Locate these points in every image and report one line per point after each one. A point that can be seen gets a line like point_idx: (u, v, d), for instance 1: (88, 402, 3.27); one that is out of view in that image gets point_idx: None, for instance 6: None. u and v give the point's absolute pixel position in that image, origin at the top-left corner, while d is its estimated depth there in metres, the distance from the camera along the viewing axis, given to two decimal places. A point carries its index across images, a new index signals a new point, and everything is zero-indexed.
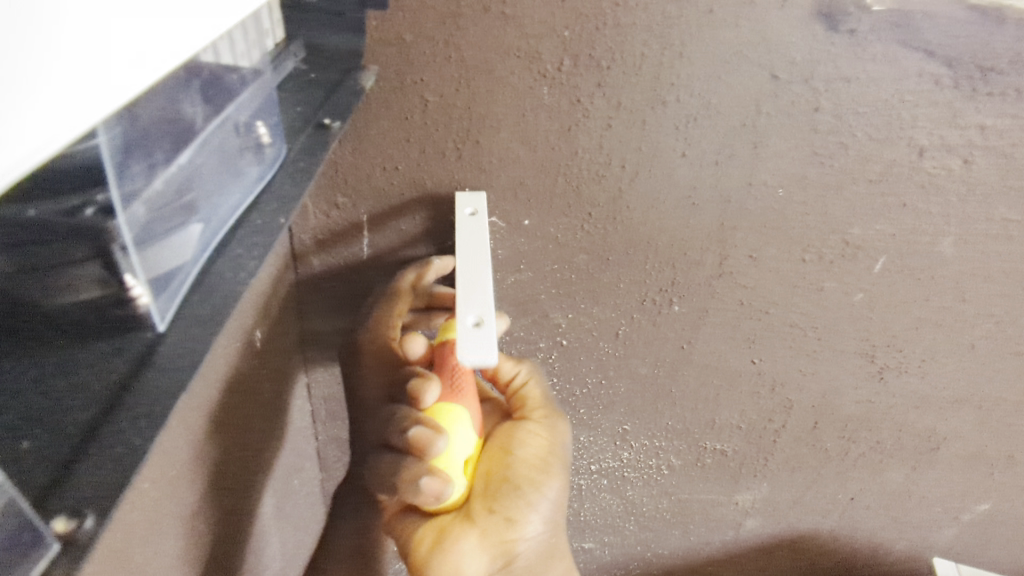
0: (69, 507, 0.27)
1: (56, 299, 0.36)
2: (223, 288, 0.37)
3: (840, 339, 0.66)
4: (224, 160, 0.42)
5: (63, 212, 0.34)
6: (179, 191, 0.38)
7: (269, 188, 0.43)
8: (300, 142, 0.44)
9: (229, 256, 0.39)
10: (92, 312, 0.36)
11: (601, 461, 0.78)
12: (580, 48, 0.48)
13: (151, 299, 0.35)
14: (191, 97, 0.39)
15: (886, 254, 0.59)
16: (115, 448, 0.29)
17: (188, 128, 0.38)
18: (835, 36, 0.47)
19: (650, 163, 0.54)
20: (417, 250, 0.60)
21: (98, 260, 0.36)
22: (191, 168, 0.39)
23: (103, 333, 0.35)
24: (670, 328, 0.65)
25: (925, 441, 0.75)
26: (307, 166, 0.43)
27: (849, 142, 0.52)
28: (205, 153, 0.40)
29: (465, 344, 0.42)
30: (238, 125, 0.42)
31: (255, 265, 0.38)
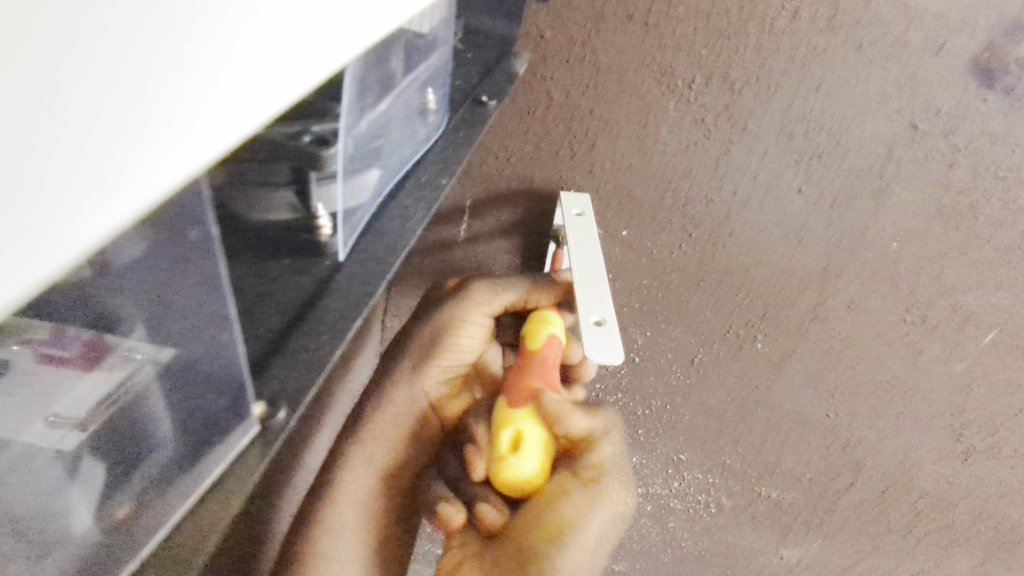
0: (267, 395, 0.30)
1: (258, 214, 0.36)
2: (393, 230, 0.38)
3: (928, 408, 0.63)
4: (407, 116, 0.42)
5: (287, 135, 0.36)
6: (373, 136, 0.38)
7: (431, 151, 0.44)
8: (459, 115, 0.46)
9: (398, 205, 0.40)
10: (285, 232, 0.36)
11: (650, 486, 0.77)
12: (715, 67, 0.48)
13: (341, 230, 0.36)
14: (396, 51, 0.37)
15: (999, 329, 0.56)
16: (302, 351, 0.32)
17: (390, 80, 0.38)
18: (990, 92, 0.45)
19: (763, 194, 0.53)
20: (511, 241, 0.61)
21: (293, 187, 0.36)
22: (387, 115, 0.39)
23: (292, 252, 0.36)
24: (749, 364, 0.64)
25: (1002, 535, 0.71)
26: (467, 136, 0.44)
27: (981, 205, 0.50)
28: (398, 104, 0.40)
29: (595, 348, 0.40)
30: (423, 84, 0.42)
31: (421, 217, 0.39)
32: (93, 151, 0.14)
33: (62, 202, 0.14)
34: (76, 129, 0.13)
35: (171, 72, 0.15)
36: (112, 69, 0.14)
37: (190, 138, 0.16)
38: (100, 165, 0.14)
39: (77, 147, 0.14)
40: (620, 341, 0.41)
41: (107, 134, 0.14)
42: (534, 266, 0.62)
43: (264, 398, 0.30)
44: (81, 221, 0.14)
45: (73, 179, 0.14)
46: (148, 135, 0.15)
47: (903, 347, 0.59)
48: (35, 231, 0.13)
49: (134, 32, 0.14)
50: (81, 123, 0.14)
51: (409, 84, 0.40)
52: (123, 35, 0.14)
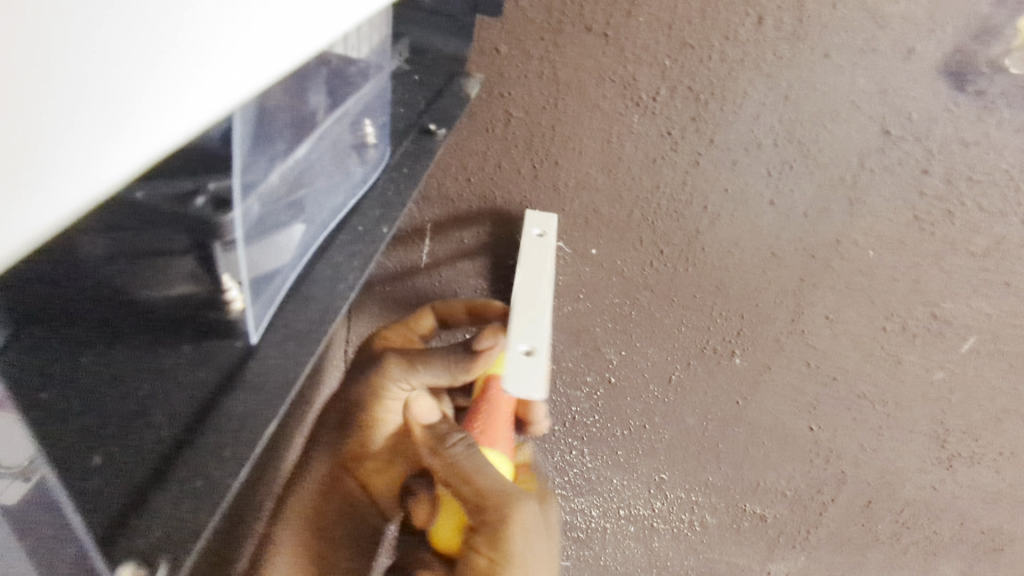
0: (139, 552, 0.24)
1: (150, 293, 0.33)
2: (319, 298, 0.34)
3: (910, 416, 0.61)
4: (332, 156, 0.39)
5: (173, 196, 0.34)
6: (290, 185, 0.35)
7: (371, 191, 0.40)
8: (404, 147, 0.42)
9: (330, 261, 0.36)
10: (181, 310, 0.33)
11: (630, 508, 0.75)
12: (679, 79, 0.46)
13: (251, 306, 0.32)
14: (316, 85, 0.35)
15: (978, 334, 0.55)
16: (195, 480, 0.26)
17: (307, 121, 0.35)
18: (961, 96, 0.44)
19: (735, 207, 0.51)
20: (476, 264, 0.58)
21: (194, 254, 0.35)
22: (308, 160, 0.36)
23: (192, 334, 0.32)
24: (727, 380, 0.62)
25: (989, 539, 0.70)
26: (411, 172, 0.41)
27: (956, 211, 0.49)
28: (320, 144, 0.37)
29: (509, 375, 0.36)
30: (352, 121, 0.39)
31: (354, 276, 0.35)
32: (80, 151, 0.15)
33: (48, 191, 0.14)
34: (65, 128, 0.14)
35: (154, 74, 0.16)
36: (98, 67, 0.14)
37: (167, 131, 0.17)
38: (83, 156, 0.15)
39: (64, 135, 0.14)
40: (547, 373, 0.36)
41: (97, 123, 0.15)
42: (502, 290, 0.59)
43: (137, 553, 0.24)
44: (58, 208, 0.15)
45: (61, 170, 0.14)
46: (128, 128, 0.16)
47: (883, 357, 0.58)
48: (23, 216, 0.14)
49: (123, 31, 0.15)
50: (70, 113, 0.14)
51: (333, 123, 0.37)
52: (111, 27, 0.14)
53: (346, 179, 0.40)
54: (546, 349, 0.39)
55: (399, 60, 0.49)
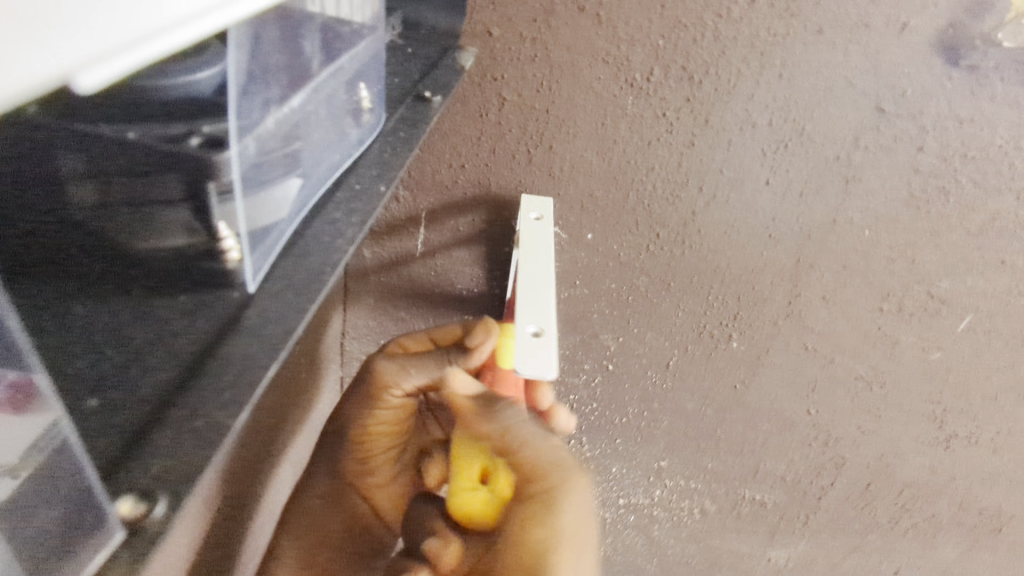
0: (137, 489, 0.24)
1: (138, 244, 0.32)
2: (318, 253, 0.33)
3: (907, 397, 0.61)
4: (330, 116, 0.37)
5: (166, 137, 0.31)
6: (287, 138, 0.34)
7: (366, 155, 0.40)
8: (399, 113, 0.42)
9: (327, 220, 0.35)
10: (178, 262, 0.32)
11: (630, 496, 0.74)
12: (673, 59, 0.46)
13: (248, 254, 0.31)
14: (309, 35, 0.35)
15: (975, 312, 0.55)
16: (194, 421, 0.26)
17: (302, 70, 0.34)
18: (954, 70, 0.44)
19: (731, 188, 0.51)
20: (471, 252, 0.58)
21: (190, 203, 0.32)
22: (304, 111, 0.35)
23: (190, 286, 0.31)
24: (725, 364, 0.62)
25: (988, 520, 0.70)
26: (408, 137, 0.41)
27: (951, 188, 0.49)
28: (317, 99, 0.36)
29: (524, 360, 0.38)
30: (348, 82, 0.38)
31: (355, 232, 0.35)
32: None
33: None
34: None
35: None
36: None
37: None
38: None
39: None
40: (557, 354, 0.38)
41: None
42: (498, 277, 0.59)
43: (130, 500, 0.23)
44: None
45: None
46: None
47: (881, 337, 0.58)
48: None
49: None
50: None
51: (329, 77, 0.36)
52: None
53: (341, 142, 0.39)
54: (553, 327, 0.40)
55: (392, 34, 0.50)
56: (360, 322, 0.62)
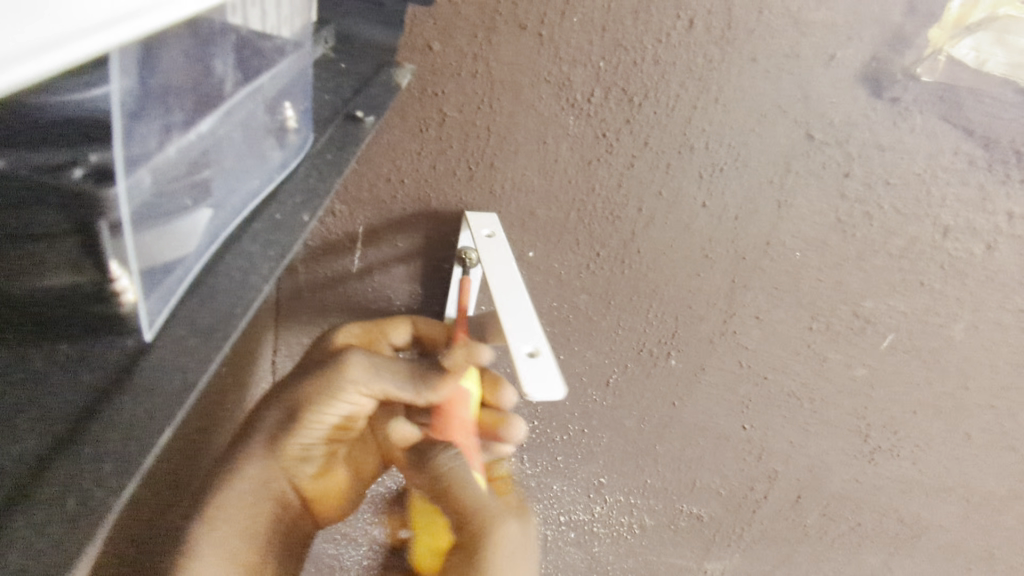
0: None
1: (26, 283, 0.29)
2: (227, 291, 0.31)
3: (834, 412, 0.64)
4: (247, 140, 0.35)
5: (48, 169, 0.30)
6: (192, 167, 0.31)
7: (290, 180, 0.37)
8: (328, 136, 0.40)
9: (240, 252, 0.33)
10: (67, 302, 0.29)
11: (571, 513, 0.74)
12: (613, 80, 0.46)
13: (142, 300, 0.28)
14: (224, 52, 0.31)
15: (895, 331, 0.57)
16: (69, 495, 0.22)
17: (216, 92, 0.31)
18: (878, 102, 0.46)
19: (668, 210, 0.52)
20: (410, 268, 0.56)
21: (78, 238, 0.30)
22: (214, 137, 0.32)
23: (85, 332, 0.28)
24: (663, 381, 0.62)
25: (906, 528, 0.73)
26: (335, 161, 0.39)
27: (874, 214, 0.51)
28: (231, 123, 0.33)
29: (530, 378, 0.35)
30: (269, 106, 0.35)
31: (269, 268, 0.32)
32: None
33: None
34: None
35: None
36: None
37: None
38: None
39: None
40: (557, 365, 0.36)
41: None
42: (437, 295, 0.58)
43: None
44: None
45: None
46: None
47: (810, 355, 0.60)
48: None
49: None
50: None
51: (245, 97, 0.33)
52: None
53: (263, 164, 0.36)
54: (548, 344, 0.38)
55: (324, 47, 0.45)
56: (292, 340, 0.60)
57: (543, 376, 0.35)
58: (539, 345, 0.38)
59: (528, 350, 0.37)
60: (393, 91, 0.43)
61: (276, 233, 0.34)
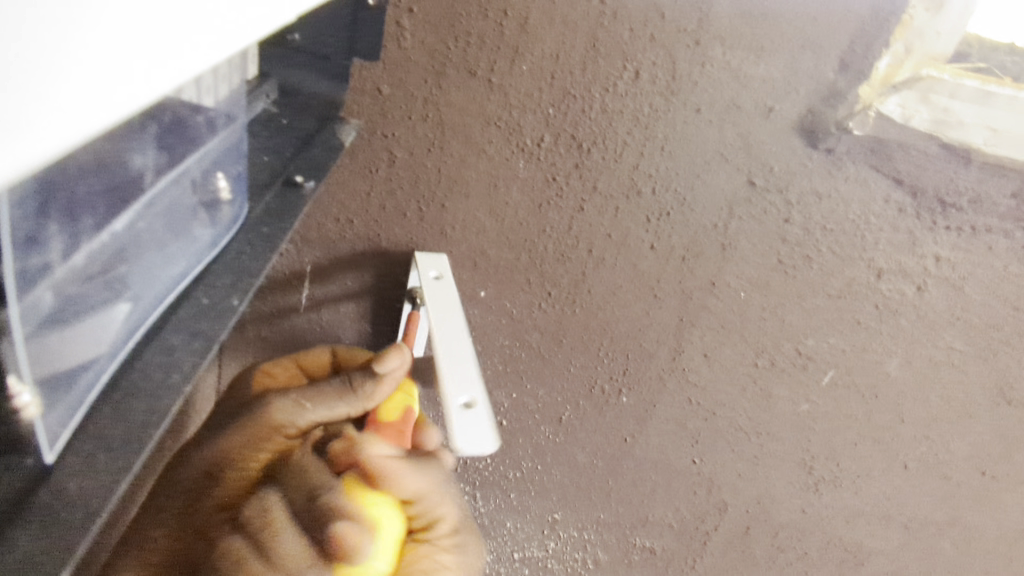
0: None
1: None
2: (148, 388, 0.29)
3: (780, 445, 0.65)
4: (167, 224, 0.34)
5: None
6: (106, 264, 0.30)
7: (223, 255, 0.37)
8: (264, 204, 0.40)
9: (162, 344, 0.32)
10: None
11: (525, 550, 0.73)
12: (562, 126, 0.47)
13: (44, 416, 0.25)
14: (146, 144, 0.31)
15: (835, 367, 0.59)
16: None
17: (134, 184, 0.30)
18: (814, 152, 0.48)
19: (618, 251, 0.53)
20: (359, 308, 0.55)
21: None
22: (131, 231, 0.31)
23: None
24: (615, 418, 0.63)
25: (850, 556, 0.74)
26: (269, 234, 0.39)
27: (813, 256, 0.53)
28: (150, 213, 0.32)
29: (462, 433, 0.36)
30: (194, 186, 0.35)
31: (194, 362, 0.31)
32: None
33: None
34: None
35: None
36: None
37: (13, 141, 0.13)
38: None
39: None
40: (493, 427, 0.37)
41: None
42: (387, 334, 0.57)
43: None
44: None
45: None
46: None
47: (755, 391, 0.61)
48: None
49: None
50: None
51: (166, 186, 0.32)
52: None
53: (188, 244, 0.35)
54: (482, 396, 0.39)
55: (265, 100, 0.44)
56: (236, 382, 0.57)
57: (473, 427, 0.37)
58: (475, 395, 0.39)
59: (463, 400, 0.38)
60: (336, 152, 0.43)
61: (201, 320, 0.33)
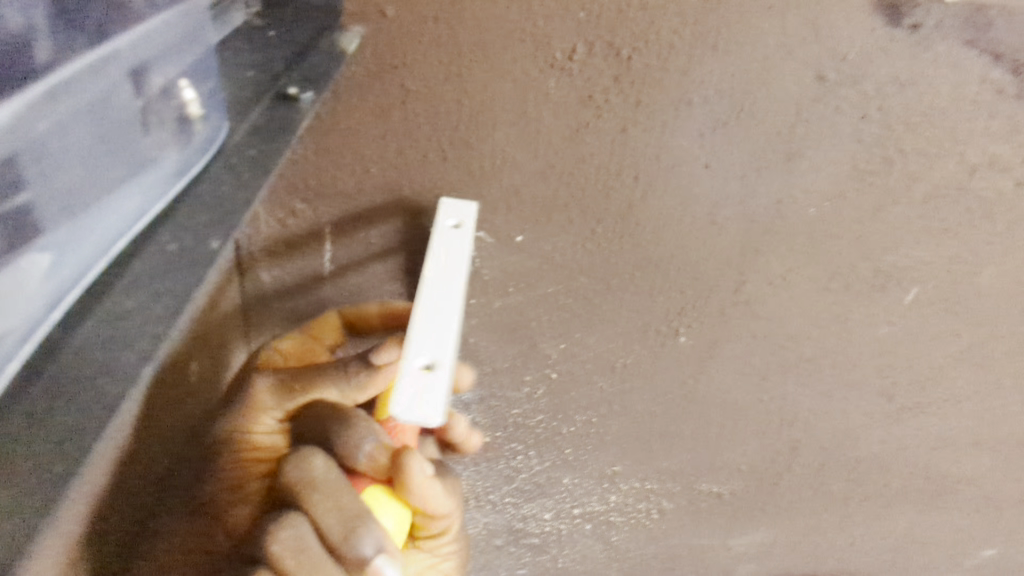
0: None
1: None
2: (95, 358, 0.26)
3: (858, 374, 0.59)
4: (115, 127, 0.31)
5: None
6: (19, 186, 0.27)
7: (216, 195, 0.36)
8: (251, 119, 0.39)
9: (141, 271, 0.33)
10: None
11: (585, 505, 0.70)
12: (597, 33, 0.40)
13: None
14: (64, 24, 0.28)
15: (920, 284, 0.53)
16: None
17: (32, 56, 0.27)
18: (896, 32, 0.41)
19: (669, 174, 0.47)
20: (389, 267, 0.51)
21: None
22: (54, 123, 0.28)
23: None
24: (674, 360, 0.58)
25: (936, 485, 0.69)
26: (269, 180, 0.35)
27: (895, 157, 0.46)
28: (78, 111, 0.29)
29: (399, 395, 0.31)
30: (133, 77, 0.32)
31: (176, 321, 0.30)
32: None
33: None
34: None
35: None
36: None
37: None
38: None
39: None
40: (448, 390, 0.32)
41: None
42: (420, 294, 0.52)
43: None
44: None
45: None
46: None
47: (829, 317, 0.55)
48: None
49: None
50: None
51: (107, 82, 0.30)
52: None
53: (131, 155, 0.32)
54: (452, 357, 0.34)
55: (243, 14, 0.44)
56: None
57: (418, 397, 0.31)
58: (440, 356, 0.34)
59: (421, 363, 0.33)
60: (336, 62, 0.41)
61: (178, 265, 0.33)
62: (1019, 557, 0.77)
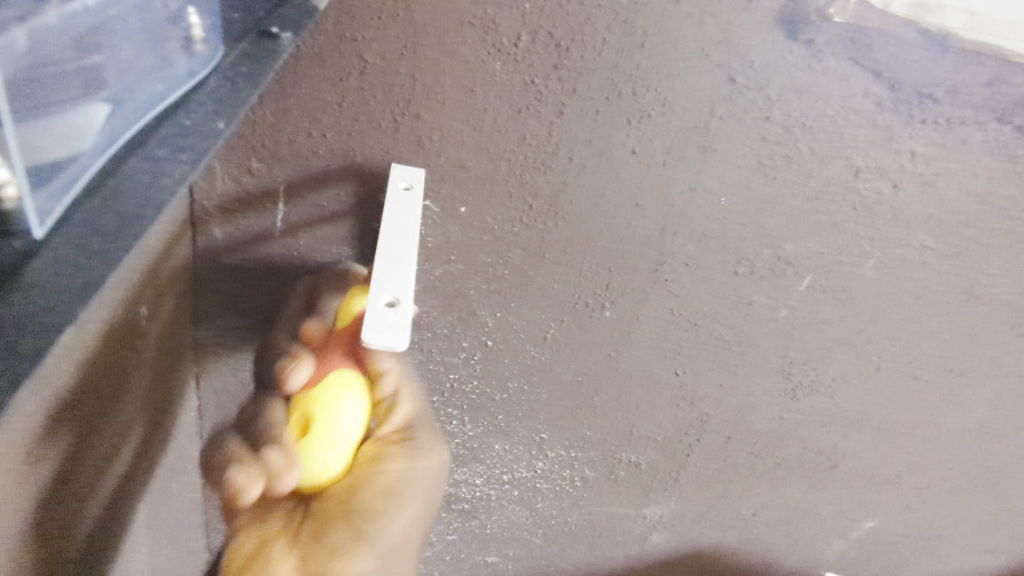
0: None
1: None
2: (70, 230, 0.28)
3: (759, 353, 0.66)
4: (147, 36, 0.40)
5: None
6: (77, 48, 0.36)
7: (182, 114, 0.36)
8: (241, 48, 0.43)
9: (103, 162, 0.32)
10: None
11: (513, 471, 0.75)
12: (539, 24, 0.45)
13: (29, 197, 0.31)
14: None
15: (813, 272, 0.60)
16: None
17: None
18: (794, 44, 0.47)
19: (599, 158, 0.52)
20: (338, 230, 0.54)
21: None
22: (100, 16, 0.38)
23: None
24: (599, 332, 0.63)
25: (825, 460, 0.77)
26: None
27: (793, 156, 0.53)
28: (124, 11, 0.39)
29: (369, 325, 0.36)
30: None
31: None
32: None
33: None
34: None
35: None
36: None
37: None
38: None
39: None
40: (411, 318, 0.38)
41: None
42: (367, 257, 0.56)
43: None
44: None
45: None
46: None
47: (736, 299, 0.62)
48: None
49: None
50: None
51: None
52: None
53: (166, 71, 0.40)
54: (410, 295, 0.39)
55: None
56: (217, 313, 0.57)
57: (385, 324, 0.37)
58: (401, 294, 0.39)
59: (385, 300, 0.38)
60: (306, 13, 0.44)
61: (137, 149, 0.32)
62: (895, 530, 0.86)
